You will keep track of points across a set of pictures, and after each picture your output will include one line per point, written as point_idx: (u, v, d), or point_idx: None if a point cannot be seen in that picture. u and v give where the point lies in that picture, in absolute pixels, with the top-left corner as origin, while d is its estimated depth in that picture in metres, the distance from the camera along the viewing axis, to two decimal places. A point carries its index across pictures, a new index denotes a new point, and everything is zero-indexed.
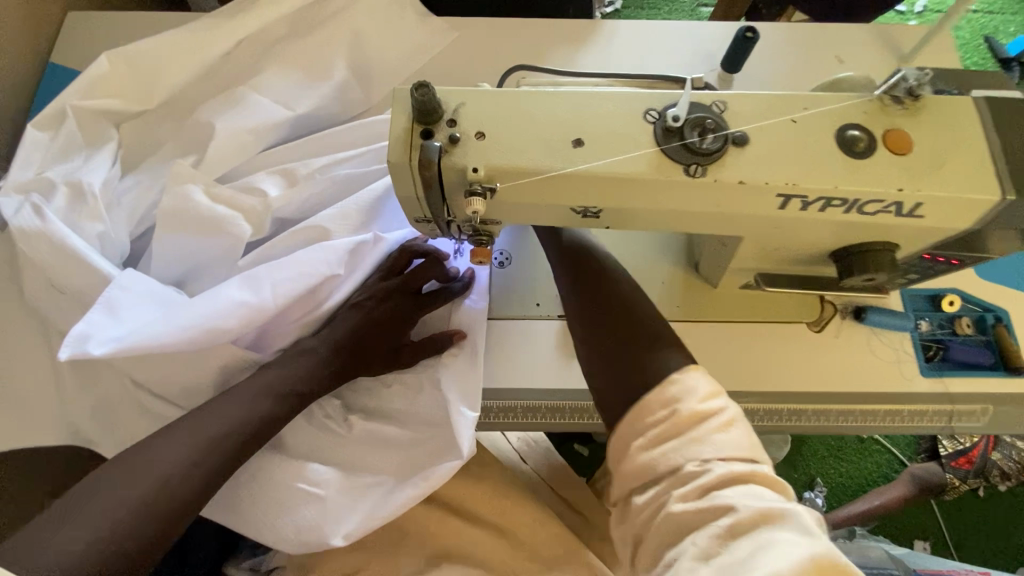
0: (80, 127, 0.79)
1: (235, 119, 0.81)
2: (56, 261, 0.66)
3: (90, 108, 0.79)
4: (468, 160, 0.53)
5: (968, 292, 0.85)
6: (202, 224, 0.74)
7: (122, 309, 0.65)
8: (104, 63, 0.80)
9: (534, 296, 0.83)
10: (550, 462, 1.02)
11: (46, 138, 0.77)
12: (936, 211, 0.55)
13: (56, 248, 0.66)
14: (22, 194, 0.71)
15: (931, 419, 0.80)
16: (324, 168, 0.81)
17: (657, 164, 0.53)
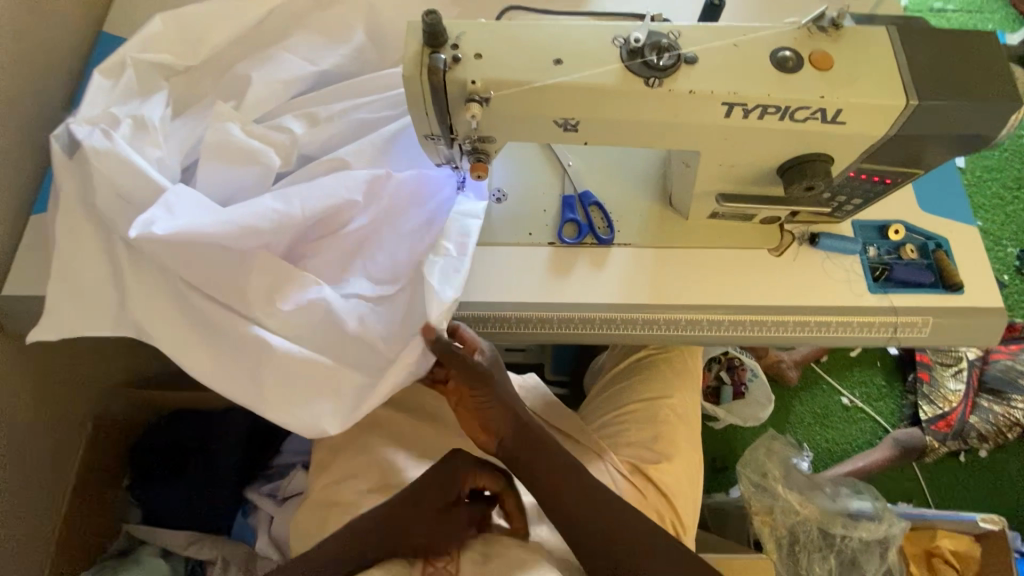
0: (136, 76, 0.89)
1: (269, 73, 0.93)
2: (125, 177, 0.78)
3: (146, 63, 0.89)
4: (468, 75, 0.65)
5: (912, 223, 0.96)
6: (239, 154, 0.85)
7: (176, 208, 0.76)
8: (157, 24, 0.91)
9: (527, 227, 0.95)
10: (547, 404, 1.02)
11: (110, 84, 0.87)
12: (855, 117, 0.67)
13: (123, 165, 0.78)
14: (91, 125, 0.82)
15: (879, 329, 0.90)
16: (343, 110, 0.93)
17: (623, 77, 0.65)
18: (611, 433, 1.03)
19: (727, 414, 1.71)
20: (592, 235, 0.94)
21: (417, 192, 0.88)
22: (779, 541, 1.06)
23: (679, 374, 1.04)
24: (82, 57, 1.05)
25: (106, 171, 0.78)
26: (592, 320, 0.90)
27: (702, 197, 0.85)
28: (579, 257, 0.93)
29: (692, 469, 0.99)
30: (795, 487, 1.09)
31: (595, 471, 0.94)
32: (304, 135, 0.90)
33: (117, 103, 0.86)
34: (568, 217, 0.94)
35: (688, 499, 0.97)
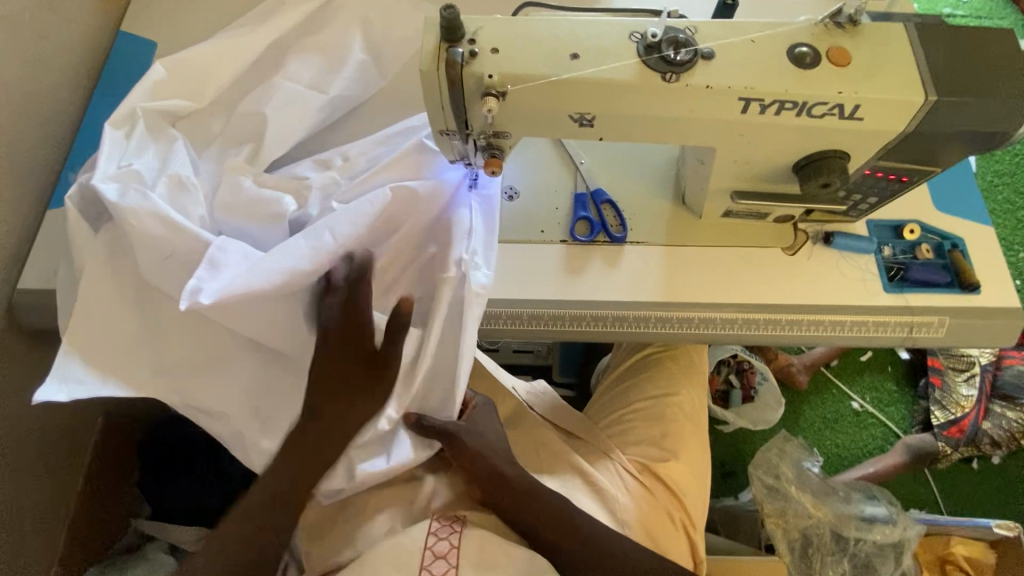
0: (148, 129, 0.88)
1: (271, 104, 0.94)
2: (162, 233, 0.76)
3: (154, 108, 0.89)
4: (485, 69, 0.66)
5: (927, 223, 0.95)
6: (261, 205, 0.84)
7: (222, 264, 0.73)
8: (162, 70, 0.91)
9: (539, 224, 0.94)
10: (554, 403, 1.02)
11: (122, 135, 0.86)
12: (873, 113, 0.67)
13: (164, 222, 0.76)
14: (120, 181, 0.80)
15: (894, 329, 0.90)
16: (362, 153, 0.92)
17: (640, 73, 0.65)
18: (619, 432, 1.02)
19: (736, 417, 1.70)
20: (604, 234, 0.94)
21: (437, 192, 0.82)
22: (793, 545, 1.04)
23: (688, 373, 1.03)
24: (99, 55, 1.06)
25: (149, 230, 0.75)
26: (604, 317, 0.90)
27: (716, 195, 0.85)
28: (591, 255, 0.93)
29: (701, 468, 0.98)
30: (808, 490, 1.09)
31: (605, 471, 0.95)
32: (321, 179, 0.89)
33: (134, 158, 0.84)
34: (580, 215, 0.94)
35: (696, 498, 0.96)
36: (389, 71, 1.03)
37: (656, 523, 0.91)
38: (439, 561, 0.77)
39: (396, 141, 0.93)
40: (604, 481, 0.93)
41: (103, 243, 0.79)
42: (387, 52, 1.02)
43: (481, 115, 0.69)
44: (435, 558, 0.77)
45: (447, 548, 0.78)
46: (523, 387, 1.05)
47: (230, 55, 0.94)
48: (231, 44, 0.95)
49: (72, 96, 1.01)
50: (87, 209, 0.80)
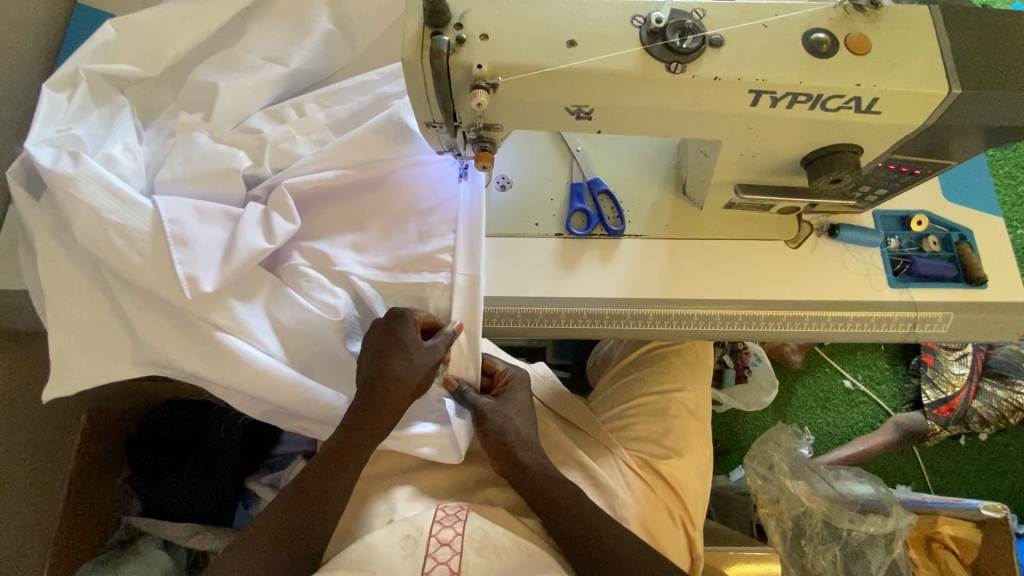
0: (91, 89, 0.82)
1: (234, 79, 0.87)
2: (110, 204, 0.73)
3: (100, 71, 0.83)
4: (473, 58, 0.60)
5: (936, 214, 0.92)
6: (205, 165, 0.81)
7: (191, 239, 0.76)
8: (111, 31, 0.84)
9: (533, 216, 0.90)
10: (554, 393, 1.01)
11: (63, 100, 0.80)
12: (892, 106, 0.62)
13: (105, 189, 0.73)
14: (54, 147, 0.75)
15: (897, 324, 0.87)
16: (321, 110, 0.88)
17: (643, 63, 0.60)
18: (619, 426, 1.00)
19: (729, 398, 1.70)
20: (601, 226, 0.90)
21: (431, 191, 0.86)
22: (785, 532, 1.08)
23: (692, 367, 1.02)
24: (58, 32, 0.98)
25: (83, 194, 0.72)
26: (600, 315, 0.87)
27: (720, 187, 0.81)
28: (587, 249, 0.89)
29: (703, 466, 0.97)
30: (802, 480, 1.09)
31: (606, 466, 0.93)
32: (274, 133, 0.85)
33: (75, 122, 0.80)
34: (575, 208, 0.90)
35: (697, 496, 0.95)
36: (362, 44, 0.97)
37: (655, 521, 0.90)
38: (444, 549, 0.77)
39: (350, 96, 0.90)
40: (605, 477, 0.91)
41: (44, 213, 0.76)
42: (361, 27, 0.95)
43: (471, 107, 0.63)
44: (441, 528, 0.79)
45: (452, 536, 0.78)
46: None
47: (194, 35, 0.87)
48: (198, 23, 0.87)
49: (33, 81, 0.93)
50: (30, 183, 0.78)
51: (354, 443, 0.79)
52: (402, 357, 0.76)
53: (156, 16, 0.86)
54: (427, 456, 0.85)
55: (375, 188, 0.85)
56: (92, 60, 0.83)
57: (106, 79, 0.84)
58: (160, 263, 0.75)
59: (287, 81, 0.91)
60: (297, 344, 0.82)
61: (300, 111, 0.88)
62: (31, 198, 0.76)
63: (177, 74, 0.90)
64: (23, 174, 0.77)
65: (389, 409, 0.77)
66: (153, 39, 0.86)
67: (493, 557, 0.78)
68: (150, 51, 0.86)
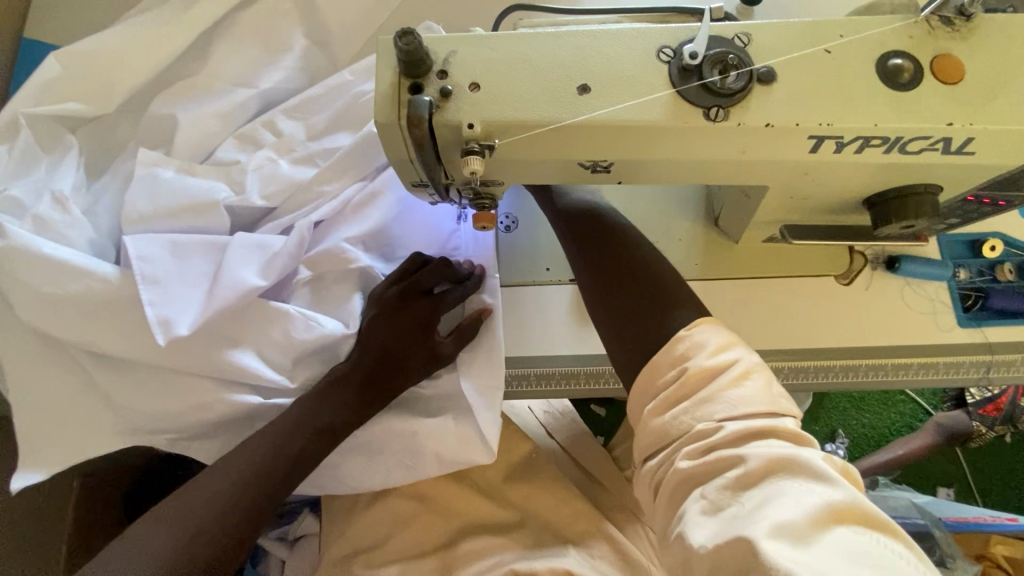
0: (36, 139, 0.73)
1: (196, 113, 0.76)
2: (54, 283, 0.65)
3: (44, 113, 0.73)
4: (462, 115, 0.48)
5: (1010, 236, 0.79)
6: (178, 201, 0.71)
7: (167, 284, 0.68)
8: (54, 65, 0.74)
9: (544, 261, 0.79)
10: (574, 433, 0.97)
11: (4, 150, 0.71)
12: (989, 146, 0.49)
13: (38, 259, 0.65)
14: None
15: (969, 369, 0.76)
16: (298, 125, 0.78)
17: (675, 109, 0.48)
18: None
19: None
20: None
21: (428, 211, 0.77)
22: None
23: None
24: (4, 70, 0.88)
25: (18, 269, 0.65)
26: None
27: (762, 225, 0.69)
28: None
29: None
30: None
31: (635, 534, 0.84)
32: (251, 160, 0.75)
33: (15, 177, 0.70)
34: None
35: None
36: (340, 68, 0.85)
37: None
38: None
39: (327, 103, 0.79)
40: (637, 549, 0.82)
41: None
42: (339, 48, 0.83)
43: (463, 171, 0.51)
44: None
45: None
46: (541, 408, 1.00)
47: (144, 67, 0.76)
48: (148, 59, 0.76)
49: None
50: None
51: (349, 409, 0.69)
52: (420, 306, 0.71)
53: (102, 56, 0.75)
54: (452, 450, 0.72)
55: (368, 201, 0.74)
56: (35, 101, 0.73)
57: (55, 125, 0.74)
58: (123, 329, 0.66)
59: (258, 101, 0.80)
60: (303, 376, 0.71)
61: (273, 129, 0.78)
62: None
63: (133, 115, 0.79)
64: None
65: (398, 368, 0.70)
66: (103, 82, 0.75)
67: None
68: (101, 95, 0.76)
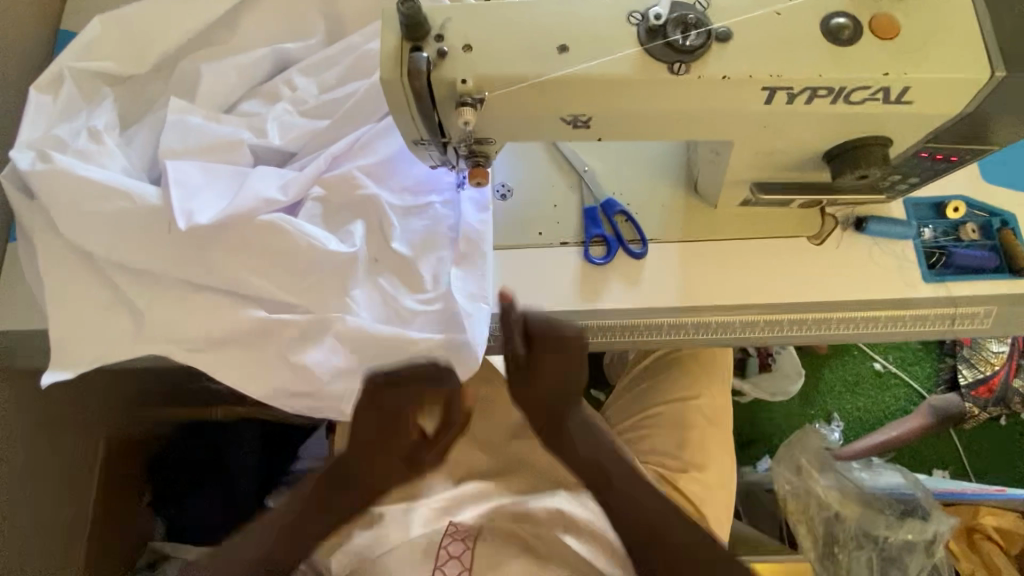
0: (78, 90, 0.81)
1: (220, 89, 0.84)
2: (95, 201, 0.73)
3: (85, 69, 0.82)
4: (457, 72, 0.55)
5: (975, 199, 0.84)
6: (208, 137, 0.79)
7: (195, 195, 0.75)
8: (96, 27, 0.82)
9: (537, 226, 0.85)
10: None
11: (49, 100, 0.80)
12: (924, 94, 0.56)
13: (75, 181, 0.73)
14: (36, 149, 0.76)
15: (935, 322, 0.81)
16: (312, 82, 0.85)
17: (643, 65, 0.55)
18: (634, 438, 0.97)
19: (753, 389, 1.62)
20: (623, 249, 0.84)
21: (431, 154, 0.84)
22: (816, 537, 1.03)
23: (710, 372, 0.98)
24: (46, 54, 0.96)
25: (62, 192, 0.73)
26: (610, 327, 0.82)
27: (734, 185, 0.75)
28: (610, 278, 0.83)
29: (725, 478, 0.93)
30: (833, 483, 1.04)
31: None
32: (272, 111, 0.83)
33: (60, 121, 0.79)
34: (594, 234, 0.84)
35: (720, 512, 0.91)
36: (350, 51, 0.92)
37: None
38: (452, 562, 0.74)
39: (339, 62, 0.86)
40: None
41: (41, 217, 0.77)
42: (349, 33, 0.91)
43: (458, 124, 0.59)
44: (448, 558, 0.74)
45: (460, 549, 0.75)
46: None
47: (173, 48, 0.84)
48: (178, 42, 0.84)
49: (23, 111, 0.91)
50: (21, 184, 0.78)
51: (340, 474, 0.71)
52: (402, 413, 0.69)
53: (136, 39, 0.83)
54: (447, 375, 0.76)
55: (377, 135, 0.81)
56: (76, 57, 0.82)
57: (92, 80, 0.83)
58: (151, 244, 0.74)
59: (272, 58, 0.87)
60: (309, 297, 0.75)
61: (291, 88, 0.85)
62: (26, 198, 0.77)
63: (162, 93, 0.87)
64: (13, 178, 0.77)
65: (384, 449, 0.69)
66: (138, 54, 0.84)
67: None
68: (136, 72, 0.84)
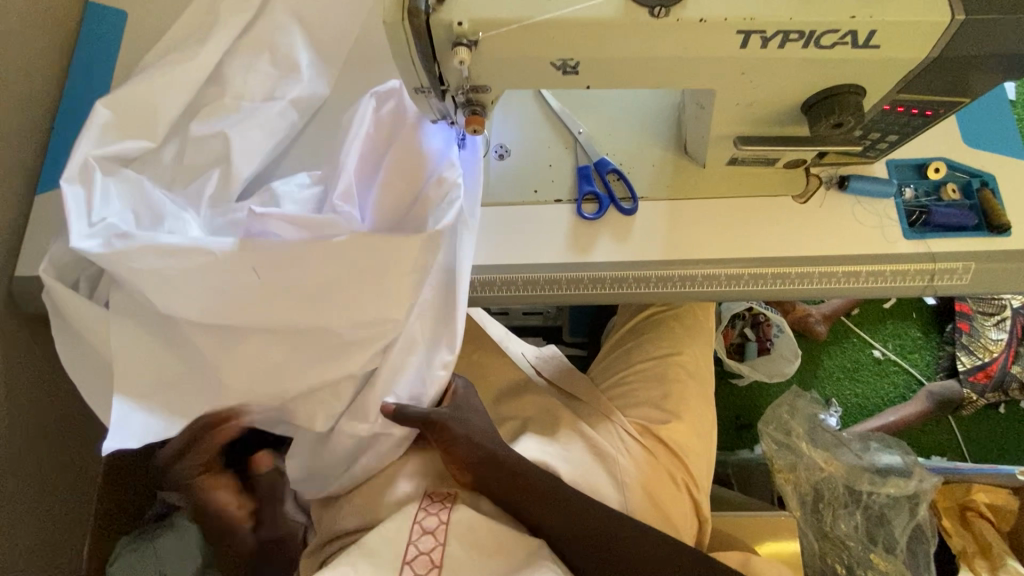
0: (106, 162, 0.79)
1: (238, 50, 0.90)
2: (171, 265, 0.72)
3: (110, 154, 0.79)
4: (454, 16, 0.60)
5: (956, 160, 0.88)
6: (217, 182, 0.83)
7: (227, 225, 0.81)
8: (104, 111, 0.80)
9: (533, 184, 0.89)
10: (559, 369, 1.01)
11: (86, 189, 0.76)
12: (889, 38, 0.60)
13: (146, 250, 0.71)
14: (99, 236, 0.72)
15: (915, 277, 0.84)
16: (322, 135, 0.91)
17: (625, 9, 0.59)
18: (621, 394, 0.99)
19: (751, 371, 1.55)
20: (614, 207, 0.88)
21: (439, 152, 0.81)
22: (802, 498, 1.06)
23: (693, 330, 1.01)
24: (73, 25, 1.00)
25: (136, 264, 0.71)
26: (602, 279, 0.85)
27: (719, 141, 0.78)
28: (600, 233, 0.87)
29: (706, 428, 0.97)
30: (817, 444, 1.09)
31: (605, 433, 0.93)
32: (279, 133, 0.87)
33: (104, 213, 0.75)
34: (586, 191, 0.88)
35: (702, 461, 0.95)
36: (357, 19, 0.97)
37: (658, 486, 0.90)
38: (427, 537, 0.75)
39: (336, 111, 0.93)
40: (606, 445, 0.91)
41: (122, 308, 0.76)
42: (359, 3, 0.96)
43: (455, 68, 0.64)
44: (417, 554, 0.74)
45: (435, 524, 0.77)
46: (532, 353, 1.05)
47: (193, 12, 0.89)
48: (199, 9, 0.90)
49: (52, 72, 0.96)
50: (67, 274, 0.79)
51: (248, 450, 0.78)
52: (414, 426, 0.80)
53: None
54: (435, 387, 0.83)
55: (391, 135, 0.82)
56: (99, 143, 0.79)
57: (114, 161, 0.80)
58: (218, 293, 0.73)
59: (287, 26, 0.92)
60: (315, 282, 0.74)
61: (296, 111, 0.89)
62: (103, 310, 0.77)
63: None
64: (57, 267, 0.78)
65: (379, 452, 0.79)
66: (149, 118, 0.82)
67: (483, 535, 0.77)
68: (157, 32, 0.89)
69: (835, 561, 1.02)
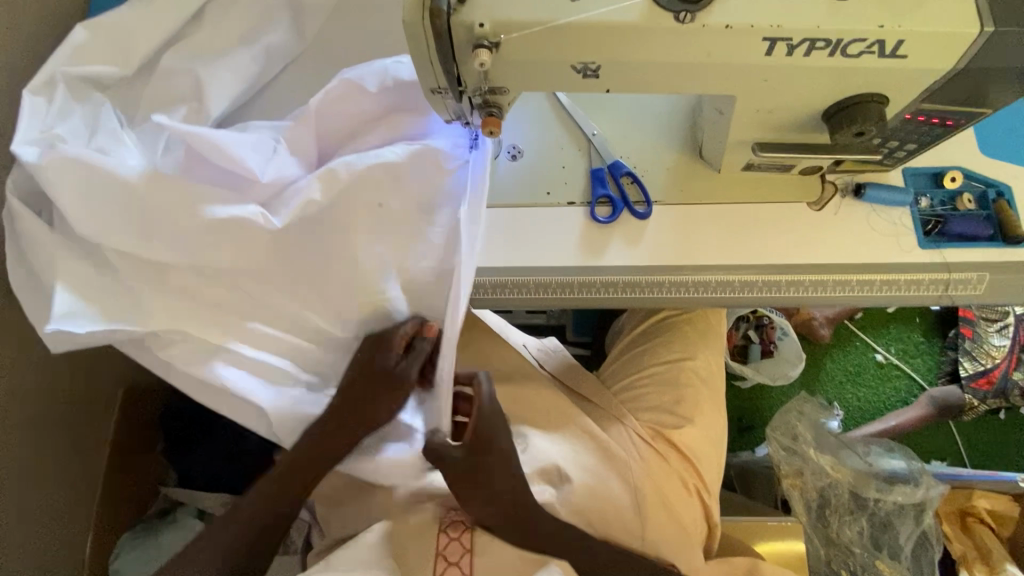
0: (72, 94, 0.79)
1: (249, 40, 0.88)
2: (104, 188, 0.72)
3: (79, 74, 0.79)
4: (475, 17, 0.59)
5: (972, 170, 0.87)
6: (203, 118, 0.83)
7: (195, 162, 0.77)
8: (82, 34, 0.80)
9: (545, 185, 0.88)
10: (569, 367, 1.02)
11: (45, 103, 0.76)
12: (917, 48, 0.59)
13: (91, 173, 0.71)
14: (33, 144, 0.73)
15: (929, 287, 0.83)
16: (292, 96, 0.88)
17: (649, 13, 0.58)
18: (631, 397, 1.00)
19: (755, 372, 1.55)
20: (627, 211, 0.87)
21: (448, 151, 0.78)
22: (809, 503, 1.07)
23: (704, 337, 1.01)
24: None
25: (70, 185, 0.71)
26: (614, 283, 0.84)
27: (736, 146, 0.78)
28: (612, 236, 0.86)
29: (716, 433, 0.97)
30: (825, 450, 1.08)
31: (617, 435, 0.93)
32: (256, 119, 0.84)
33: (58, 121, 0.76)
34: (600, 194, 0.87)
35: (712, 464, 0.95)
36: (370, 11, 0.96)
37: (669, 489, 0.91)
38: (456, 547, 0.79)
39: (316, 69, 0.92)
40: (617, 448, 0.91)
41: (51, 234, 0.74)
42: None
43: (474, 69, 0.63)
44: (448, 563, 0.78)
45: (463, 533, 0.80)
46: (534, 345, 1.07)
47: None
48: None
49: None
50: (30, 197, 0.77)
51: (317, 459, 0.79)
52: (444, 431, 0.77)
53: None
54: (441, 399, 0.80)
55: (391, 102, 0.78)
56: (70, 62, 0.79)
57: (84, 84, 0.80)
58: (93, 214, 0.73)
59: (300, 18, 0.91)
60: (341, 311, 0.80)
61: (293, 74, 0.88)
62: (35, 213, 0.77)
63: None
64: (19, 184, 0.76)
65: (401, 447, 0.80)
66: (126, 47, 0.82)
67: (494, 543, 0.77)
68: None
69: (840, 566, 1.03)
